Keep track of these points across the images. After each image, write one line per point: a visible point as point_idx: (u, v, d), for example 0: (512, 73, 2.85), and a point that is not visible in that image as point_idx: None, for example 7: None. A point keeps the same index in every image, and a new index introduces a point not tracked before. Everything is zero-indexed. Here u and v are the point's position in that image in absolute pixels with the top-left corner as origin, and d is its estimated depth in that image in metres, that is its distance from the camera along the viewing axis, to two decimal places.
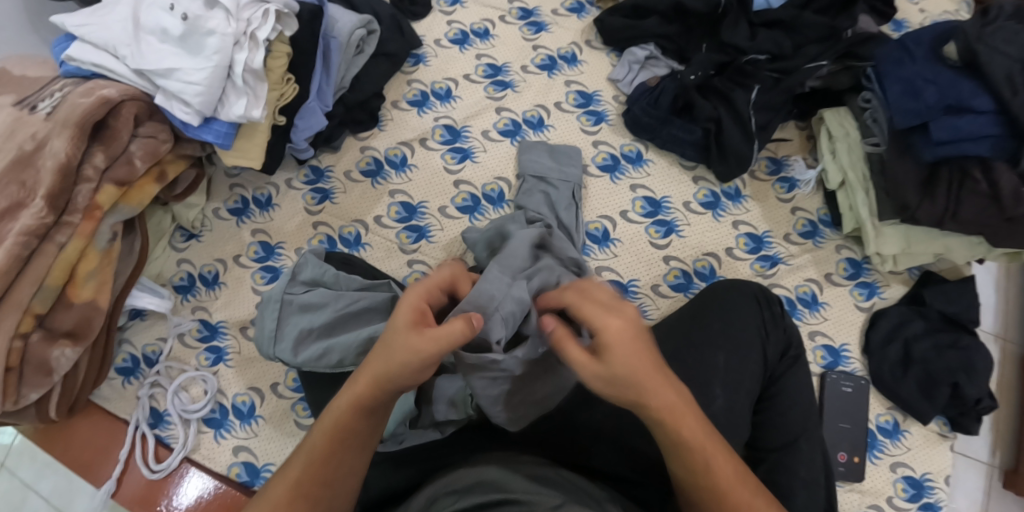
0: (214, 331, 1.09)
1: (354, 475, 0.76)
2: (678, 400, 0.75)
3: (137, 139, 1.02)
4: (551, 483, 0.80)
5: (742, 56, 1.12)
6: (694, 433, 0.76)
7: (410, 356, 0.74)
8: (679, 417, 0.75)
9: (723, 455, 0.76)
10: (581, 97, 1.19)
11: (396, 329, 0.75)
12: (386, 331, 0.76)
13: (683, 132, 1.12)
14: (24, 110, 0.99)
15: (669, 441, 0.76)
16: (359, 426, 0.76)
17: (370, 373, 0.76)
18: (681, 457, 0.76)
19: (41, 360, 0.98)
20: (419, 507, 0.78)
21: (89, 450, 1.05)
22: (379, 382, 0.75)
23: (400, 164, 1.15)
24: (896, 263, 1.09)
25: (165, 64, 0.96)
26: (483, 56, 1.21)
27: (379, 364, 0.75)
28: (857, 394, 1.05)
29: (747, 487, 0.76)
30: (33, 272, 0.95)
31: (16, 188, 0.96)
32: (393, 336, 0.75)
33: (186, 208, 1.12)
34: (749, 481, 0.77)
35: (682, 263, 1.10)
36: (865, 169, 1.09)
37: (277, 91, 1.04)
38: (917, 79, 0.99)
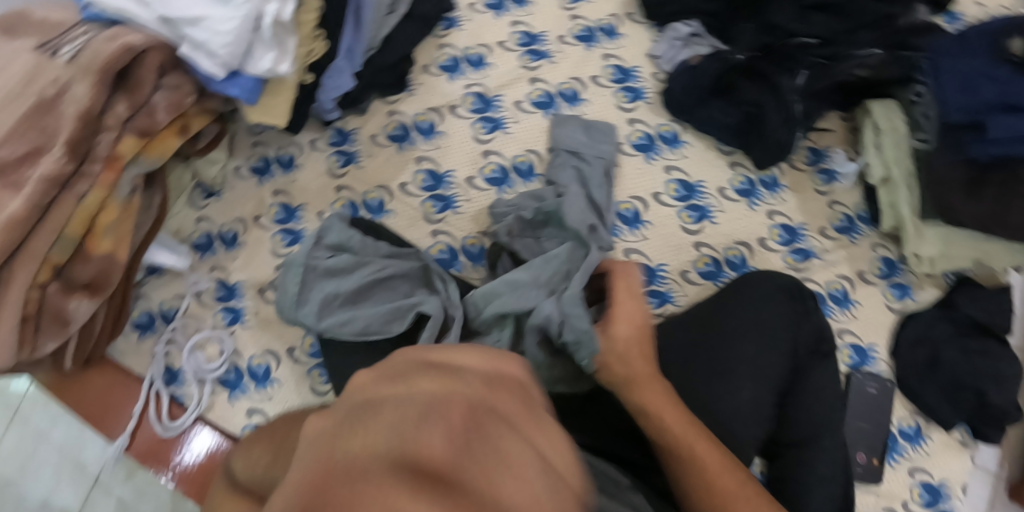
0: (231, 291, 1.07)
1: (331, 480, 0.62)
2: (663, 390, 0.87)
3: (160, 90, 0.99)
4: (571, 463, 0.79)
5: (791, 39, 1.09)
6: (680, 423, 0.85)
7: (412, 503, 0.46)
8: (664, 409, 0.85)
9: (710, 444, 0.83)
10: (619, 72, 1.14)
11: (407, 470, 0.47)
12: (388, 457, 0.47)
13: (721, 114, 1.09)
14: (46, 54, 0.95)
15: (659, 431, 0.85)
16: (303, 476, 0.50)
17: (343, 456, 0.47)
18: (668, 443, 0.84)
19: (58, 310, 0.96)
20: None
21: (103, 403, 1.04)
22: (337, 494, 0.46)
23: (428, 131, 1.11)
24: (933, 265, 1.06)
25: (194, 12, 0.93)
26: (518, 23, 1.16)
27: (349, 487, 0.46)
28: (881, 396, 1.03)
29: (735, 477, 0.82)
30: (54, 220, 0.93)
31: (36, 134, 0.92)
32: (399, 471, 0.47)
33: (207, 163, 1.09)
34: (737, 472, 0.83)
35: (714, 250, 1.07)
36: (911, 165, 1.05)
37: (306, 48, 0.99)
38: (974, 74, 0.94)
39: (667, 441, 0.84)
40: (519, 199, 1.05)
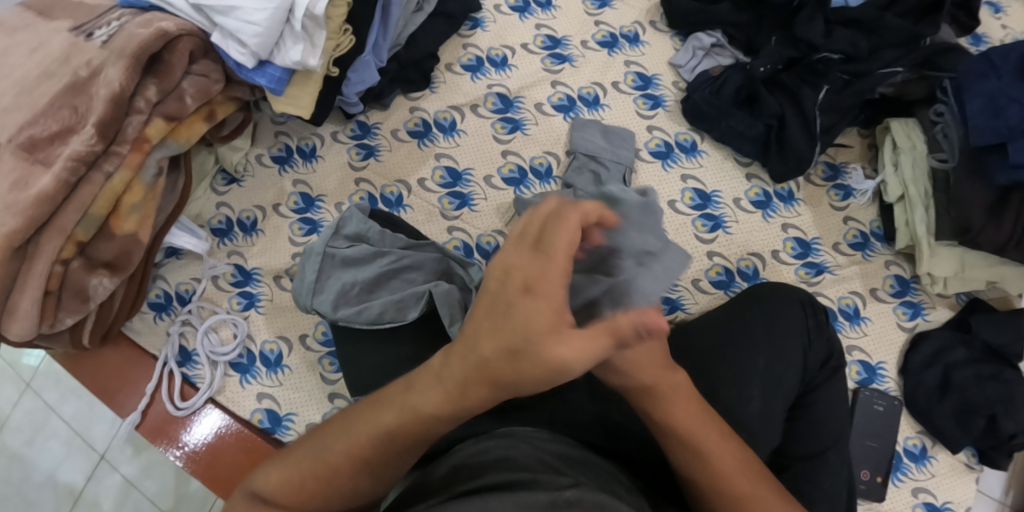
0: (248, 277, 1.09)
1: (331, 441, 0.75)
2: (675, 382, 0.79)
3: (190, 76, 1.00)
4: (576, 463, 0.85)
5: (815, 53, 1.08)
6: (716, 446, 0.79)
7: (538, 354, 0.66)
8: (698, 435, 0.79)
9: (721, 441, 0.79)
10: (640, 79, 1.15)
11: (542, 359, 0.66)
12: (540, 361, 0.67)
13: (745, 126, 1.08)
14: (80, 37, 0.98)
15: (694, 464, 0.79)
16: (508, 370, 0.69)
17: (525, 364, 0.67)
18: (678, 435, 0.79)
19: (80, 286, 0.98)
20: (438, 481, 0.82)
21: (116, 378, 1.06)
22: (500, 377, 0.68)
23: (449, 128, 1.13)
24: (947, 285, 1.05)
25: (226, 2, 0.95)
26: (542, 26, 1.17)
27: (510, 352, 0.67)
28: (888, 413, 1.04)
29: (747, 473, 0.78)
30: (80, 198, 0.95)
31: (68, 112, 0.95)
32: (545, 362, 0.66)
33: (231, 150, 1.11)
34: (749, 467, 0.79)
35: (726, 260, 1.08)
36: (928, 186, 1.05)
37: (334, 41, 1.01)
38: (1000, 97, 0.95)
39: (701, 472, 0.79)
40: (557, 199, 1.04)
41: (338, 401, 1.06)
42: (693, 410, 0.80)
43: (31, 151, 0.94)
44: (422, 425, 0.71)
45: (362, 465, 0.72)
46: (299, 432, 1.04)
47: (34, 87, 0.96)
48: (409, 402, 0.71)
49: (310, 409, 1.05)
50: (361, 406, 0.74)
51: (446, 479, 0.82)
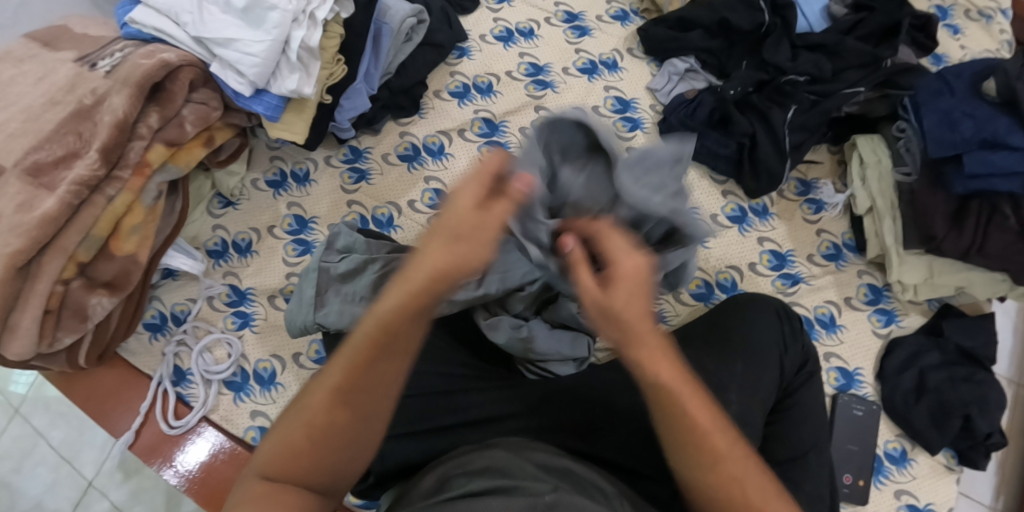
0: (242, 297, 1.12)
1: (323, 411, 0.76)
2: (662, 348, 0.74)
3: (190, 104, 1.05)
4: (559, 474, 0.84)
5: (782, 76, 1.14)
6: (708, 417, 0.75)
7: (475, 234, 0.71)
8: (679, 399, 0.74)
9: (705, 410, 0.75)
10: (619, 102, 1.21)
11: (463, 205, 0.72)
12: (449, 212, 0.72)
13: (718, 145, 1.15)
14: (85, 66, 1.03)
15: (676, 423, 0.75)
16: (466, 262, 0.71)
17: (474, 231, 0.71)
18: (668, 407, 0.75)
19: (79, 306, 1.00)
20: (431, 485, 0.84)
21: (111, 400, 1.08)
22: (441, 276, 0.71)
23: (437, 152, 1.18)
24: (917, 292, 1.10)
25: (226, 34, 1.00)
26: (526, 55, 1.24)
27: (444, 254, 0.71)
28: (867, 418, 1.06)
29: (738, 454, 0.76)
30: (82, 220, 0.98)
31: (72, 139, 0.99)
32: (459, 211, 0.72)
33: (227, 175, 1.15)
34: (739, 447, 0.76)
35: (705, 273, 1.12)
36: (894, 197, 1.10)
37: (327, 70, 1.07)
38: (954, 111, 1.01)
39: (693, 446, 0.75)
40: None
41: None
42: (681, 377, 0.75)
43: (36, 176, 0.97)
44: (387, 335, 0.73)
45: (340, 403, 0.75)
46: None
47: (40, 115, 1.00)
48: (369, 318, 0.74)
49: None
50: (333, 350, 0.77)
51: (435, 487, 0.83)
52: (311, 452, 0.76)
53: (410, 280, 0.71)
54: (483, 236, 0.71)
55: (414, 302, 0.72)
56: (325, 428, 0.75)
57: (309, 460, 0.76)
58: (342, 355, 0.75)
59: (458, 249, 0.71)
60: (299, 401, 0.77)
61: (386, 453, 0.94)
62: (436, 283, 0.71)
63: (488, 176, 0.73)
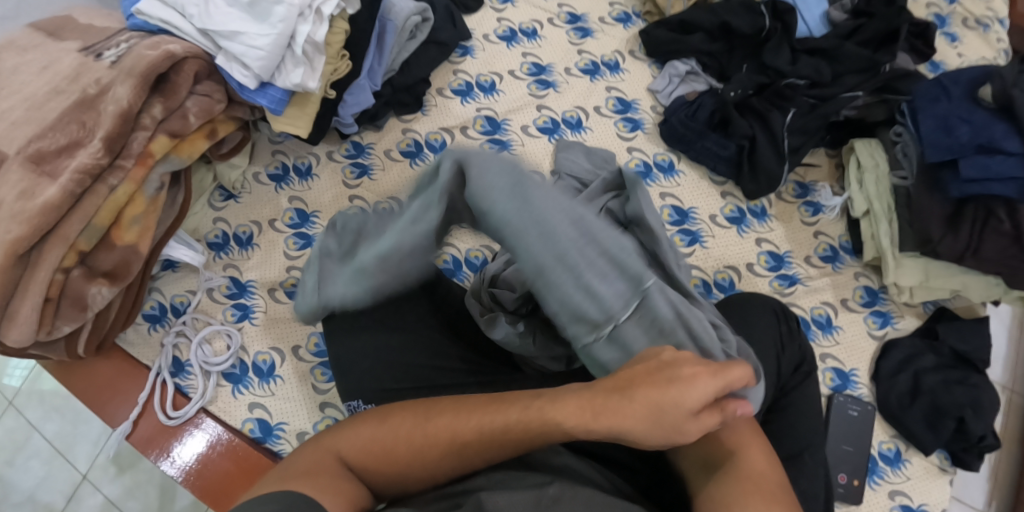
0: (243, 289, 1.12)
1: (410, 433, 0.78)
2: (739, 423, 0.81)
3: (193, 96, 1.05)
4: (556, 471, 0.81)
5: (781, 79, 1.15)
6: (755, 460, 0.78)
7: (655, 390, 0.73)
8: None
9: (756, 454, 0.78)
10: (620, 103, 1.22)
11: (698, 363, 0.74)
12: (683, 360, 0.74)
13: (717, 147, 1.16)
14: (90, 56, 1.03)
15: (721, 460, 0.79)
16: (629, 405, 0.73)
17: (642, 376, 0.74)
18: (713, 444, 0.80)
19: (79, 295, 1.00)
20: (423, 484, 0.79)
21: (108, 391, 1.07)
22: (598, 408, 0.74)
23: (440, 149, 1.18)
24: (913, 295, 1.11)
25: (231, 27, 1.00)
26: (529, 55, 1.25)
27: (611, 397, 0.74)
28: (862, 418, 1.07)
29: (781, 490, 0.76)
30: (84, 209, 0.98)
31: (76, 127, 0.99)
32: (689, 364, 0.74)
33: (229, 168, 1.15)
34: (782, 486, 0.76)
35: (703, 273, 1.13)
36: (891, 201, 1.11)
37: (332, 66, 1.08)
38: (951, 116, 1.03)
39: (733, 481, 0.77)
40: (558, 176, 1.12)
41: (328, 410, 1.08)
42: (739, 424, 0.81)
43: (39, 164, 0.97)
44: (526, 433, 0.75)
45: (457, 456, 0.77)
46: (291, 441, 1.05)
47: (42, 104, 1.00)
48: (541, 408, 0.76)
49: (301, 418, 1.07)
50: (478, 404, 0.79)
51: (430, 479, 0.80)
52: (390, 469, 0.78)
53: (576, 398, 0.75)
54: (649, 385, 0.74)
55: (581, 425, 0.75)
56: (417, 461, 0.77)
57: (382, 471, 0.78)
58: (495, 421, 0.76)
59: (617, 405, 0.73)
60: (415, 419, 0.79)
61: None
62: (606, 427, 0.74)
63: (728, 384, 0.73)
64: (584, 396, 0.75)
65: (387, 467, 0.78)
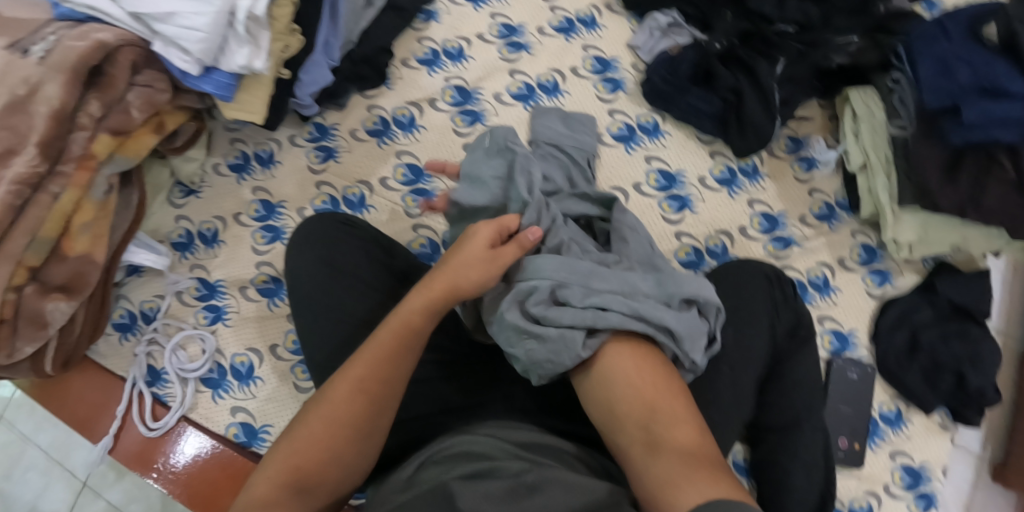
0: (213, 290, 1.06)
1: (318, 423, 0.74)
2: (677, 401, 0.76)
3: (134, 88, 0.96)
4: (540, 449, 0.80)
5: (769, 26, 1.08)
6: (691, 433, 0.73)
7: (455, 279, 0.79)
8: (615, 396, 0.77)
9: (691, 428, 0.73)
10: (598, 62, 1.14)
11: (474, 248, 0.80)
12: (461, 254, 0.80)
13: (702, 102, 1.09)
14: (16, 53, 0.92)
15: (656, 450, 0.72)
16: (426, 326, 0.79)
17: (438, 291, 0.79)
18: (653, 426, 0.74)
19: (35, 312, 0.94)
20: (407, 474, 0.79)
21: (87, 406, 1.03)
22: (453, 291, 0.79)
23: (408, 124, 1.11)
24: (912, 251, 1.07)
25: (165, 8, 0.90)
26: (497, 15, 1.15)
27: (440, 289, 0.79)
28: (862, 382, 1.05)
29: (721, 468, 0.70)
30: (28, 222, 0.91)
31: (7, 133, 0.90)
32: (469, 248, 0.80)
33: (185, 161, 1.08)
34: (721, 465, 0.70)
35: (695, 240, 1.07)
36: (888, 151, 1.06)
37: (282, 42, 0.98)
38: (951, 57, 0.95)
39: (667, 471, 0.69)
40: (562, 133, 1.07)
41: None
42: (680, 402, 0.76)
43: None
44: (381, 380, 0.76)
45: (362, 394, 0.75)
46: None
47: None
48: (399, 317, 0.79)
49: (286, 418, 1.03)
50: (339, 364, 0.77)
51: (408, 482, 0.77)
52: (327, 452, 0.73)
53: (391, 325, 0.78)
54: (473, 266, 0.79)
55: (410, 340, 0.78)
56: (341, 419, 0.74)
57: (325, 469, 0.73)
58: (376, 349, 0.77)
59: (444, 281, 0.79)
60: (298, 427, 0.74)
61: None
62: (445, 300, 0.79)
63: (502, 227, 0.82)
64: (428, 289, 0.79)
65: (307, 474, 0.72)
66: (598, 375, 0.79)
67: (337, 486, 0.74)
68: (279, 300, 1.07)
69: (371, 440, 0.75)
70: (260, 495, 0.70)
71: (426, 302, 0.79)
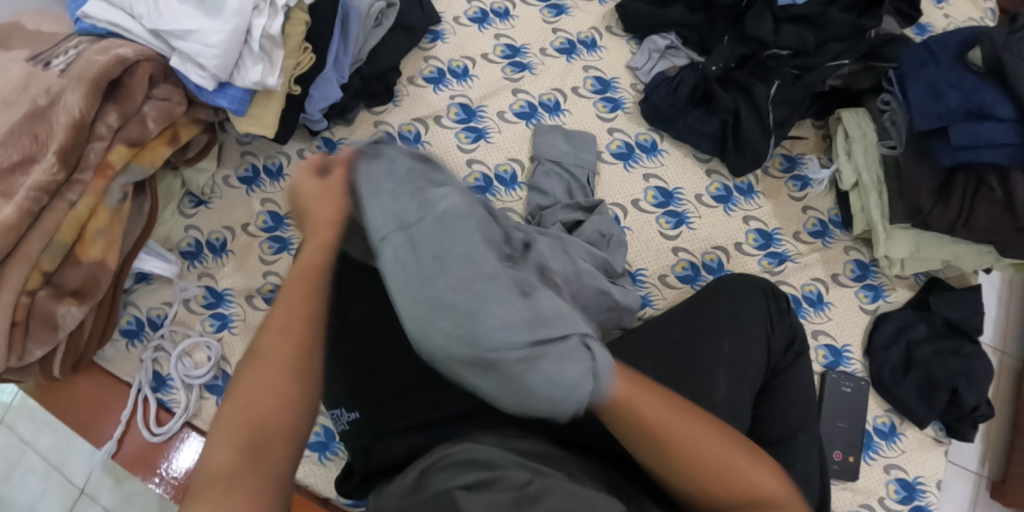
0: (219, 298, 1.09)
1: (256, 381, 0.71)
2: (722, 439, 0.74)
3: (151, 100, 1.00)
4: (544, 459, 0.80)
5: (764, 50, 1.12)
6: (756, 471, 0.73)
7: (326, 208, 0.80)
8: (674, 436, 0.72)
9: (752, 461, 0.74)
10: (599, 83, 1.18)
11: (309, 188, 0.81)
12: (307, 200, 0.80)
13: (701, 123, 1.13)
14: (38, 66, 0.97)
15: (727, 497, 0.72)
16: (325, 259, 0.78)
17: (326, 228, 0.79)
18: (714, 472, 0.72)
19: (47, 314, 0.96)
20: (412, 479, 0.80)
21: (91, 410, 1.05)
22: (338, 217, 0.80)
23: (414, 140, 1.13)
24: (903, 267, 1.10)
25: (184, 26, 0.95)
26: (502, 36, 1.20)
27: (325, 228, 0.79)
28: (856, 395, 1.06)
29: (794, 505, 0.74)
30: (44, 227, 0.94)
31: (27, 141, 0.94)
32: (310, 191, 0.81)
33: (196, 172, 1.11)
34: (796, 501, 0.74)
35: (691, 255, 1.10)
36: (880, 172, 1.09)
37: (294, 59, 1.03)
38: (940, 82, 0.99)
39: None
40: (567, 150, 1.11)
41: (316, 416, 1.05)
42: (727, 442, 0.74)
43: None
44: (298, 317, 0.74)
45: (292, 336, 0.73)
46: None
47: None
48: (296, 264, 0.77)
49: None
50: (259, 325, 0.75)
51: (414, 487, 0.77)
52: (276, 403, 0.70)
53: (293, 276, 0.76)
54: (336, 194, 0.80)
55: (314, 275, 0.77)
56: (280, 366, 0.71)
57: (277, 419, 0.70)
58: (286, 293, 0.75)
59: (323, 225, 0.79)
60: (241, 390, 0.71)
61: (370, 454, 0.90)
62: (332, 231, 0.79)
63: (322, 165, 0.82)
64: (318, 238, 0.79)
65: (262, 429, 0.69)
66: (641, 430, 0.72)
67: (295, 434, 0.70)
68: None
69: (314, 376, 0.73)
70: (223, 467, 0.67)
71: (314, 245, 0.78)
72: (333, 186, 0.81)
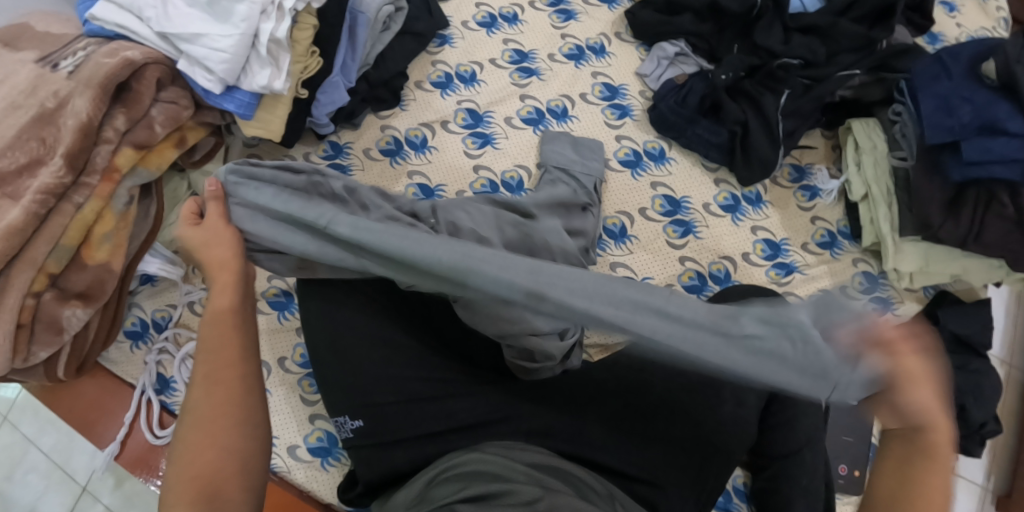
0: None
1: (195, 432, 0.74)
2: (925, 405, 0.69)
3: (158, 103, 1.00)
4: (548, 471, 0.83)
5: (775, 60, 1.11)
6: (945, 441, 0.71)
7: (216, 251, 0.82)
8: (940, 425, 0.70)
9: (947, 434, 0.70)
10: (607, 89, 1.17)
11: (189, 235, 0.83)
12: (193, 246, 0.82)
13: (709, 133, 1.12)
14: (46, 67, 0.97)
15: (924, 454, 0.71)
16: (232, 301, 0.80)
17: (224, 272, 0.81)
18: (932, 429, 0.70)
19: (53, 318, 0.96)
20: (420, 489, 0.82)
21: (95, 411, 1.05)
22: (224, 260, 0.81)
23: (420, 145, 1.13)
24: (912, 281, 1.09)
25: (190, 29, 0.94)
26: (510, 41, 1.20)
27: (223, 273, 0.81)
28: (863, 408, 1.04)
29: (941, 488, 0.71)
30: (50, 230, 0.94)
31: (35, 144, 0.94)
32: (191, 236, 0.82)
33: (203, 175, 1.11)
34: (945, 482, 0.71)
35: (698, 264, 1.08)
36: (889, 184, 1.08)
37: (301, 63, 1.02)
38: (953, 96, 0.98)
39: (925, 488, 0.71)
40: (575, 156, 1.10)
41: (318, 422, 1.04)
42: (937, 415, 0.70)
43: None
44: (223, 363, 0.77)
45: (218, 384, 0.76)
46: (282, 455, 1.02)
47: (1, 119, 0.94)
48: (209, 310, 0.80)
49: (291, 431, 1.04)
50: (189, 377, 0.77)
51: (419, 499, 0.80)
52: (217, 454, 0.74)
53: (209, 325, 0.79)
54: (219, 244, 0.82)
55: (228, 315, 0.80)
56: (218, 415, 0.75)
57: (220, 466, 0.73)
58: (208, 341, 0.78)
59: (220, 272, 0.81)
60: (185, 445, 0.74)
61: (371, 462, 0.90)
62: (228, 273, 0.81)
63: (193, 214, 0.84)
64: (219, 283, 0.81)
65: (208, 477, 0.72)
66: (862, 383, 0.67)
67: (245, 475, 0.75)
68: (289, 314, 1.09)
69: (251, 416, 0.77)
70: None
71: (220, 288, 0.80)
72: (220, 230, 0.83)
